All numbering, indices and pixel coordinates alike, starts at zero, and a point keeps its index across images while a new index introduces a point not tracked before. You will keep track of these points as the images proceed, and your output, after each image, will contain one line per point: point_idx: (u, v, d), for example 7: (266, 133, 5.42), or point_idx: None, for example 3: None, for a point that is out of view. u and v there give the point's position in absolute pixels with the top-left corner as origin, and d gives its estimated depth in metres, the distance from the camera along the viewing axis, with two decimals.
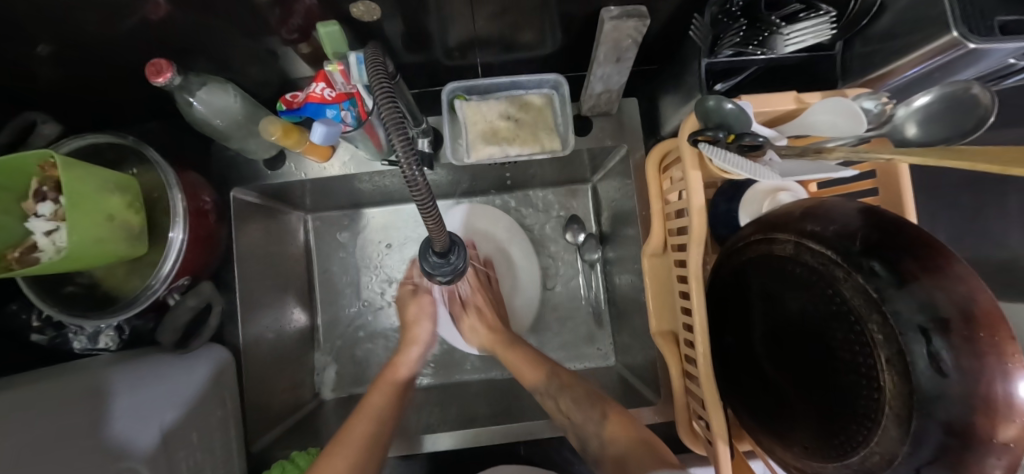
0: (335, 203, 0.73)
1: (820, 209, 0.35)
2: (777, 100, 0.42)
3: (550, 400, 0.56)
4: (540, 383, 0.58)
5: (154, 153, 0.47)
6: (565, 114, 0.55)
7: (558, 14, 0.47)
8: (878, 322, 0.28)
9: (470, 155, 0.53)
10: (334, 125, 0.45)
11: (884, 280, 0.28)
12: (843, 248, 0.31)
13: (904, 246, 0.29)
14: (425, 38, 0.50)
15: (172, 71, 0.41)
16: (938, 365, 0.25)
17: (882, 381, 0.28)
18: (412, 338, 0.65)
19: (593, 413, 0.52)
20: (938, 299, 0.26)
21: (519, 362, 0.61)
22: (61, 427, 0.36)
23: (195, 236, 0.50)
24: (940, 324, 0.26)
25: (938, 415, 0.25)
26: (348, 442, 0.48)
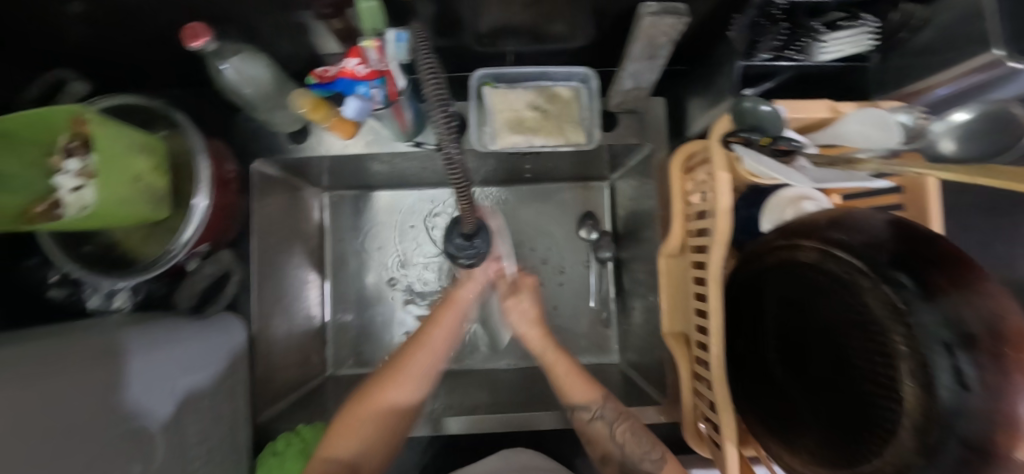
0: (351, 182, 0.72)
1: (846, 218, 0.35)
2: (811, 106, 0.42)
3: (602, 423, 0.49)
4: (592, 404, 0.50)
5: (184, 118, 0.47)
6: (592, 108, 0.54)
7: (592, 7, 0.47)
8: (903, 334, 0.28)
9: (495, 142, 0.53)
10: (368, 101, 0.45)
11: (911, 292, 0.28)
12: (870, 258, 0.31)
13: (934, 261, 0.29)
14: (457, 21, 0.49)
15: (208, 36, 0.40)
16: (962, 379, 0.25)
17: (903, 394, 0.28)
18: (452, 305, 0.58)
19: (652, 453, 0.46)
20: (965, 315, 0.26)
21: (567, 373, 0.53)
22: (82, 381, 0.34)
23: (218, 205, 0.50)
24: (965, 340, 0.26)
25: (958, 430, 0.25)
26: (359, 412, 0.47)
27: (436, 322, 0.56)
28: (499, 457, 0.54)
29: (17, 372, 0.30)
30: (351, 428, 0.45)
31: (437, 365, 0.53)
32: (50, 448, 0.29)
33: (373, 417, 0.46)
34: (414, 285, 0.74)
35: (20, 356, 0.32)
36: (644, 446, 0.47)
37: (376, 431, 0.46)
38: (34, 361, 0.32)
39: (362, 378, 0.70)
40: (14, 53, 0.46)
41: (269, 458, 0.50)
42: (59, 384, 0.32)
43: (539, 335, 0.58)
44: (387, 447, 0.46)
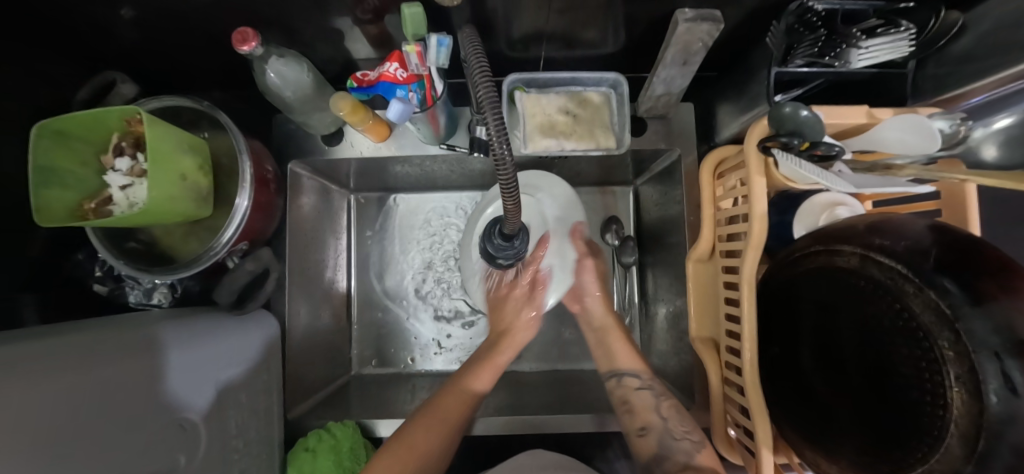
0: (378, 184, 0.73)
1: (888, 224, 0.35)
2: (848, 112, 0.42)
3: (649, 393, 0.54)
4: (644, 373, 0.56)
5: (226, 118, 0.49)
6: (621, 113, 0.55)
7: (624, 14, 0.48)
8: (950, 339, 0.28)
9: (526, 146, 0.53)
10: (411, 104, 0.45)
11: (959, 298, 0.28)
12: (915, 265, 0.31)
13: (981, 267, 0.29)
14: (492, 27, 0.51)
15: (257, 40, 0.42)
16: (1011, 384, 0.25)
17: (948, 399, 0.28)
18: (510, 339, 0.59)
19: (693, 434, 0.50)
20: (1016, 323, 0.26)
21: (620, 342, 0.59)
22: (123, 375, 0.34)
23: (256, 204, 0.51)
24: (1015, 348, 0.26)
25: (1008, 438, 0.25)
26: (415, 445, 0.47)
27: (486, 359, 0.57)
28: (527, 456, 0.56)
29: (58, 364, 0.30)
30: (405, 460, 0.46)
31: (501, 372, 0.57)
32: (85, 440, 0.29)
33: (430, 446, 0.48)
34: (436, 289, 0.74)
35: (60, 347, 0.33)
36: (686, 425, 0.51)
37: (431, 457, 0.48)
38: (77, 352, 0.33)
39: (386, 377, 0.71)
40: (70, 57, 0.48)
41: (303, 455, 0.52)
42: (99, 378, 0.32)
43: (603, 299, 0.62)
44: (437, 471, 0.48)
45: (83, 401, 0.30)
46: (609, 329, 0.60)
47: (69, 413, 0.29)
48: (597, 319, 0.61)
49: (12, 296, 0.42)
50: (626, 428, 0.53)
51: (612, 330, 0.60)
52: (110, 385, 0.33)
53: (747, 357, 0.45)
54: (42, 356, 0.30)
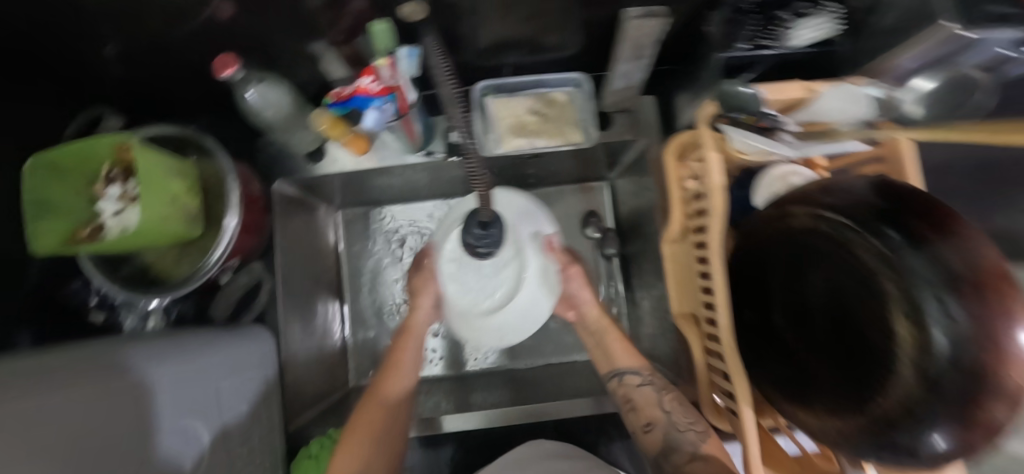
0: (363, 198, 0.75)
1: (834, 185, 0.38)
2: (788, 88, 0.45)
3: (651, 388, 0.55)
4: (642, 369, 0.56)
5: (213, 142, 0.52)
6: (587, 109, 0.58)
7: (578, 16, 0.52)
8: (892, 277, 0.31)
9: (499, 146, 0.56)
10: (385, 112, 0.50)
11: (898, 241, 0.31)
12: (856, 216, 0.35)
13: (917, 212, 0.32)
14: (459, 38, 0.55)
15: (236, 65, 0.44)
16: (947, 310, 0.28)
17: (897, 331, 0.31)
18: (412, 330, 0.63)
19: (697, 425, 0.51)
20: (951, 257, 0.29)
21: (618, 343, 0.60)
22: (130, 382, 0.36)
23: (246, 223, 0.54)
24: (946, 280, 0.29)
25: (951, 355, 0.28)
26: (361, 428, 0.51)
27: (401, 347, 0.61)
28: (526, 446, 0.57)
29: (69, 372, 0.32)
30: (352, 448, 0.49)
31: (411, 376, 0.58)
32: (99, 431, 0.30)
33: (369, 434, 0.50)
34: None
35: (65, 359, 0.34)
36: (690, 416, 0.52)
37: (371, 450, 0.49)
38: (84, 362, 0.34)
39: None
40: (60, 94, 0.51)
41: (307, 462, 0.52)
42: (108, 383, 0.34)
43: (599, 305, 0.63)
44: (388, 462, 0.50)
45: None
46: (609, 335, 0.61)
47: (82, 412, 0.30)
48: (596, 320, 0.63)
49: (11, 325, 0.43)
50: (631, 426, 0.54)
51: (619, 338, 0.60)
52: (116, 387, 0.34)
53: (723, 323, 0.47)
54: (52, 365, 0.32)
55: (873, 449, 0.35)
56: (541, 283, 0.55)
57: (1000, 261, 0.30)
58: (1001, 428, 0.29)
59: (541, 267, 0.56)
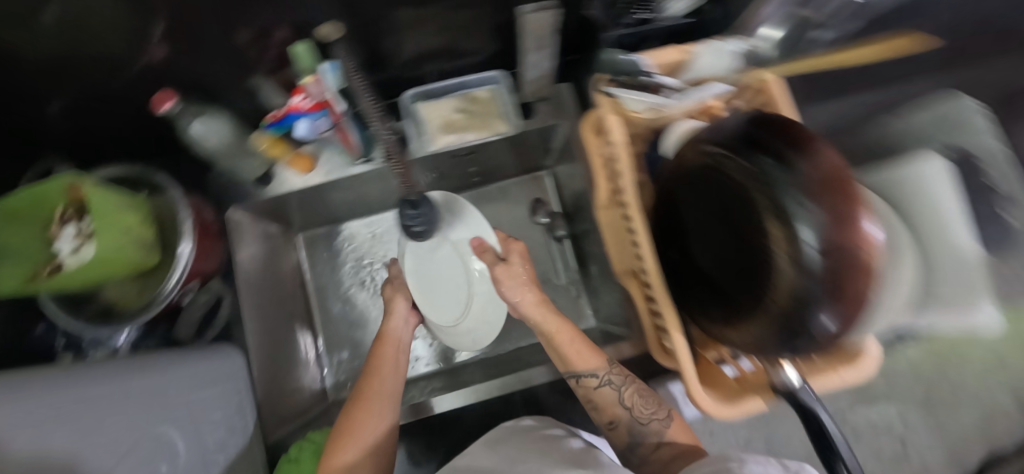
0: (320, 219, 0.79)
1: (719, 126, 0.45)
2: (665, 54, 0.52)
3: (612, 388, 0.55)
4: (599, 370, 0.55)
5: (162, 176, 0.56)
6: (507, 102, 0.64)
7: (482, 20, 0.59)
8: (762, 189, 0.38)
9: (432, 144, 0.61)
10: (316, 124, 0.55)
11: (766, 159, 0.38)
12: (736, 146, 0.41)
13: (780, 137, 0.39)
14: (382, 53, 0.61)
15: (174, 100, 0.49)
16: (804, 204, 0.34)
17: (771, 232, 0.37)
18: (385, 338, 0.63)
19: (659, 412, 0.53)
20: (804, 165, 0.36)
21: (575, 343, 0.56)
22: (103, 388, 0.38)
23: (201, 249, 0.56)
24: (800, 181, 0.35)
25: (811, 241, 0.33)
26: (356, 432, 0.51)
27: (380, 352, 0.61)
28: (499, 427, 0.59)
29: (47, 378, 0.35)
30: (343, 455, 0.49)
31: (395, 388, 0.57)
32: (79, 420, 0.33)
33: (360, 440, 0.51)
34: None
35: (39, 371, 0.36)
36: (651, 405, 0.53)
37: (366, 458, 0.50)
38: (56, 374, 0.37)
39: None
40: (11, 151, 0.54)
41: (285, 466, 0.54)
42: (80, 387, 0.36)
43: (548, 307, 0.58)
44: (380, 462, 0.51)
45: (67, 398, 0.34)
46: (565, 342, 0.57)
47: (60, 404, 0.33)
48: (548, 323, 0.57)
49: None
50: (598, 421, 0.57)
51: (578, 352, 0.56)
52: (90, 390, 0.36)
53: (650, 266, 0.52)
54: (26, 376, 0.34)
55: (778, 342, 0.40)
56: (484, 291, 0.62)
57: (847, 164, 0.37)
58: (864, 300, 0.34)
59: (479, 276, 0.61)
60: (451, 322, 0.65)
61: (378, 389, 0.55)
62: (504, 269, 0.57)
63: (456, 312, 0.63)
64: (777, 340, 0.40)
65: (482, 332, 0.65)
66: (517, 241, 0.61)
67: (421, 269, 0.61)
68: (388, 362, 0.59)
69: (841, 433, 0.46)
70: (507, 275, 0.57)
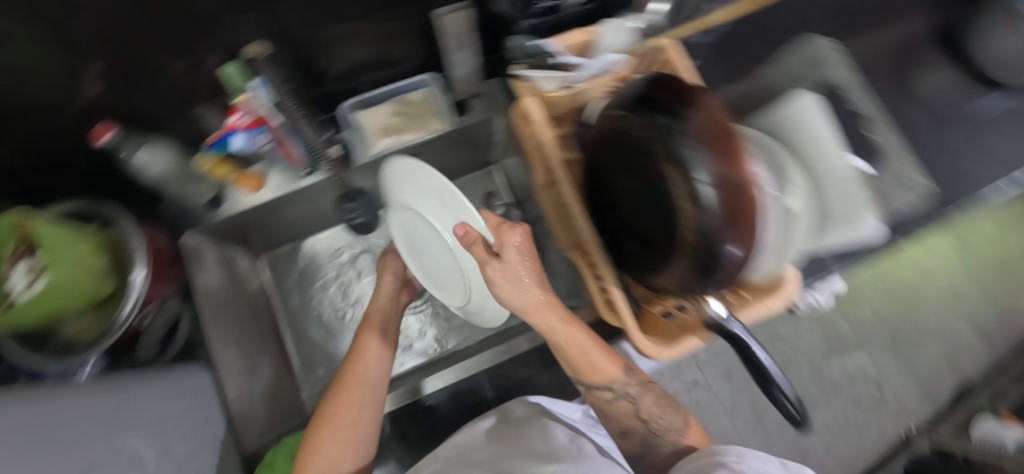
0: (280, 238, 0.81)
1: (624, 95, 0.50)
2: (571, 37, 0.58)
3: (628, 400, 0.62)
4: (610, 382, 0.61)
5: (111, 207, 0.58)
6: (441, 101, 0.68)
7: (406, 27, 0.64)
8: (659, 141, 0.42)
9: (373, 147, 0.65)
10: (252, 137, 0.57)
11: (659, 115, 0.43)
12: (636, 109, 0.46)
13: (671, 94, 0.44)
14: (315, 67, 0.65)
15: (113, 130, 0.51)
16: (690, 147, 0.39)
17: (671, 177, 0.41)
18: (366, 335, 0.66)
19: (675, 421, 0.63)
20: (689, 115, 0.41)
21: (585, 352, 0.58)
22: (64, 405, 0.40)
23: (155, 275, 0.58)
24: (686, 129, 0.40)
25: (700, 177, 0.38)
26: (342, 408, 0.57)
27: (363, 338, 0.66)
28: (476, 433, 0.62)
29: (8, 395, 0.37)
30: (331, 440, 0.55)
31: (379, 372, 0.62)
32: (42, 427, 0.35)
33: (344, 420, 0.56)
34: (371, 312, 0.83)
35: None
36: (669, 414, 0.63)
37: (358, 433, 0.57)
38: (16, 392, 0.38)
39: None
40: None
41: (260, 472, 0.57)
42: (39, 403, 0.37)
43: (549, 306, 0.55)
44: (366, 438, 0.58)
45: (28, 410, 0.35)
46: (564, 338, 0.57)
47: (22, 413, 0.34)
48: (557, 333, 0.56)
49: None
50: (609, 424, 0.67)
51: (589, 357, 0.59)
52: (49, 405, 0.38)
53: (585, 233, 0.56)
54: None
55: (699, 279, 0.44)
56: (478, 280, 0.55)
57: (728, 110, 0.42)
58: (757, 225, 0.39)
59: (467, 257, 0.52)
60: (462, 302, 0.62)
61: (362, 373, 0.61)
62: (500, 269, 0.48)
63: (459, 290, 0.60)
64: (696, 277, 0.44)
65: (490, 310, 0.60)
66: (512, 229, 0.49)
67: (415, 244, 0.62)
68: (368, 347, 0.64)
69: (773, 362, 0.51)
70: (498, 277, 0.48)
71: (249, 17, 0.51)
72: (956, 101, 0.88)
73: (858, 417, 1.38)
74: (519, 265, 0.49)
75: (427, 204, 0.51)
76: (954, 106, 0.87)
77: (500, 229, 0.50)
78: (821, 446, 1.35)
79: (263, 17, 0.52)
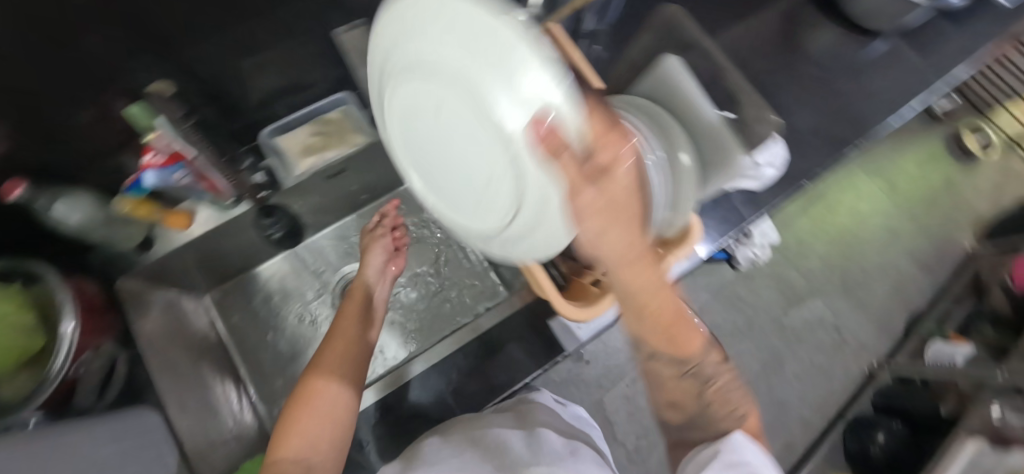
0: (224, 273, 0.83)
1: None
2: None
3: (693, 378, 0.38)
4: (682, 357, 0.37)
5: (41, 264, 0.57)
6: (359, 117, 0.72)
7: (311, 50, 0.67)
8: None
9: (296, 167, 0.68)
10: (163, 172, 0.58)
11: None
12: None
13: None
14: (228, 99, 0.67)
15: (22, 188, 0.50)
16: None
17: None
18: (337, 331, 0.65)
19: (737, 411, 0.39)
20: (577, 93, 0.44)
21: (657, 328, 0.34)
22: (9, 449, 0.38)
23: (86, 329, 0.56)
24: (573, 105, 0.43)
25: None
26: (312, 407, 0.52)
27: (338, 327, 0.66)
28: (472, 432, 0.59)
29: None
30: (293, 444, 0.48)
31: (356, 359, 0.62)
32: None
33: (311, 421, 0.51)
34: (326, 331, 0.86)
35: None
36: (731, 404, 0.39)
37: (324, 431, 0.51)
38: None
39: None
40: None
41: None
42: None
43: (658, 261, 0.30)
44: (334, 441, 0.51)
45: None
46: (630, 320, 0.34)
47: None
48: (641, 295, 0.30)
49: None
50: (651, 393, 0.42)
51: (673, 323, 0.33)
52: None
53: None
54: None
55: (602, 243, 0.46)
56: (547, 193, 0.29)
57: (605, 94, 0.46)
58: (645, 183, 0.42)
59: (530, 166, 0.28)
60: (496, 227, 0.40)
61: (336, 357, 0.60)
62: (603, 199, 0.22)
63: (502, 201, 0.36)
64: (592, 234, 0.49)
65: (532, 246, 0.37)
66: (619, 143, 0.23)
67: (431, 127, 0.38)
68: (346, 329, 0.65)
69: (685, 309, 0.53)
70: (581, 220, 0.24)
71: (152, 65, 0.54)
72: (838, 54, 0.97)
73: (823, 361, 1.46)
74: (632, 194, 0.24)
75: (451, 100, 0.32)
76: (837, 60, 0.96)
77: (604, 136, 0.23)
78: (793, 394, 1.42)
79: (167, 62, 0.54)
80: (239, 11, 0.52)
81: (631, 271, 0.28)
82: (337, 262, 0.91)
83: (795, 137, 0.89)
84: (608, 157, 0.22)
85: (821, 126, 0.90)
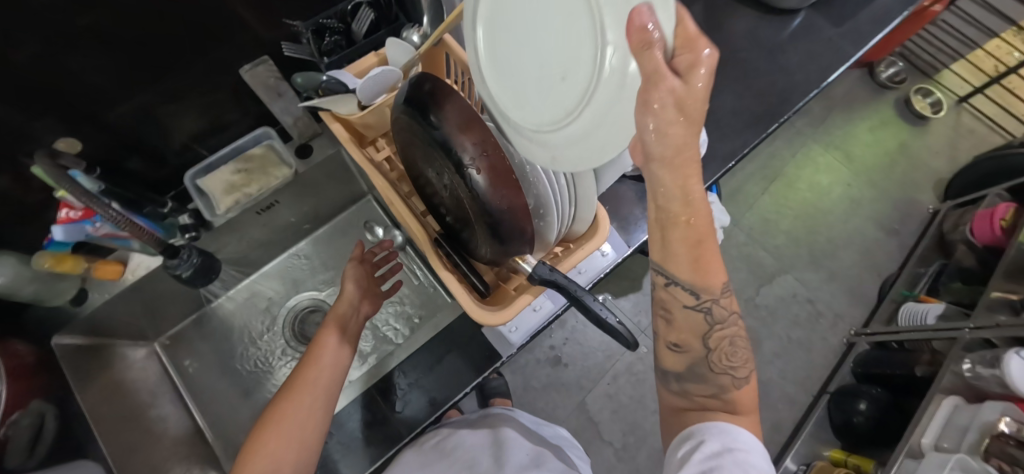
0: (172, 318, 0.84)
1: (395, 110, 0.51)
2: (364, 61, 0.63)
3: (710, 314, 0.40)
4: (708, 292, 0.39)
5: None
6: (283, 150, 0.74)
7: (225, 93, 0.70)
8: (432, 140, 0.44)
9: (221, 206, 0.70)
10: (75, 225, 0.60)
11: (423, 120, 0.44)
12: (405, 111, 0.47)
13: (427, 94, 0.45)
14: (149, 148, 0.69)
15: None
16: (445, 141, 0.42)
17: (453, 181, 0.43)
18: (314, 360, 0.60)
19: (739, 371, 0.41)
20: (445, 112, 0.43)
21: (681, 252, 0.37)
22: None
23: (15, 388, 0.53)
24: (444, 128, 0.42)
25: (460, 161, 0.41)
26: (280, 436, 0.52)
27: (320, 346, 0.63)
28: (444, 443, 0.71)
29: None
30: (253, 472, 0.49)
31: (330, 383, 0.59)
32: None
33: (275, 450, 0.51)
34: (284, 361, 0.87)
35: None
36: (738, 358, 0.42)
37: (289, 457, 0.52)
38: None
39: None
40: None
41: None
42: None
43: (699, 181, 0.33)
44: (298, 461, 0.53)
45: None
46: (656, 235, 0.38)
47: None
48: (672, 205, 0.34)
49: None
50: (659, 333, 0.45)
51: (701, 241, 0.36)
52: None
53: (413, 230, 0.58)
54: None
55: (497, 247, 0.45)
56: (620, 91, 0.32)
57: (471, 108, 0.43)
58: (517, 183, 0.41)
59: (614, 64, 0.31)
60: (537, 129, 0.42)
61: (312, 378, 0.58)
62: (678, 89, 0.26)
63: (563, 104, 0.38)
64: (495, 244, 0.45)
65: (580, 156, 0.35)
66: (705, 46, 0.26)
67: (519, 40, 0.41)
68: (326, 353, 0.61)
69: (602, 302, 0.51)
70: (649, 105, 0.27)
71: (59, 127, 0.55)
72: (756, 35, 0.98)
73: (801, 336, 1.49)
74: (702, 96, 0.27)
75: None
76: (755, 40, 0.98)
77: (693, 35, 0.26)
78: (774, 373, 1.45)
79: (72, 123, 0.56)
80: (141, 67, 0.55)
81: (668, 172, 0.32)
82: (284, 295, 0.92)
83: (718, 120, 0.91)
84: (690, 61, 0.26)
85: (745, 106, 0.92)
